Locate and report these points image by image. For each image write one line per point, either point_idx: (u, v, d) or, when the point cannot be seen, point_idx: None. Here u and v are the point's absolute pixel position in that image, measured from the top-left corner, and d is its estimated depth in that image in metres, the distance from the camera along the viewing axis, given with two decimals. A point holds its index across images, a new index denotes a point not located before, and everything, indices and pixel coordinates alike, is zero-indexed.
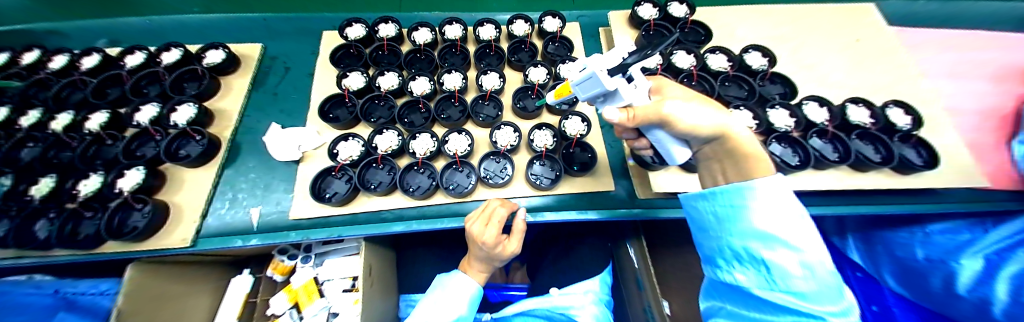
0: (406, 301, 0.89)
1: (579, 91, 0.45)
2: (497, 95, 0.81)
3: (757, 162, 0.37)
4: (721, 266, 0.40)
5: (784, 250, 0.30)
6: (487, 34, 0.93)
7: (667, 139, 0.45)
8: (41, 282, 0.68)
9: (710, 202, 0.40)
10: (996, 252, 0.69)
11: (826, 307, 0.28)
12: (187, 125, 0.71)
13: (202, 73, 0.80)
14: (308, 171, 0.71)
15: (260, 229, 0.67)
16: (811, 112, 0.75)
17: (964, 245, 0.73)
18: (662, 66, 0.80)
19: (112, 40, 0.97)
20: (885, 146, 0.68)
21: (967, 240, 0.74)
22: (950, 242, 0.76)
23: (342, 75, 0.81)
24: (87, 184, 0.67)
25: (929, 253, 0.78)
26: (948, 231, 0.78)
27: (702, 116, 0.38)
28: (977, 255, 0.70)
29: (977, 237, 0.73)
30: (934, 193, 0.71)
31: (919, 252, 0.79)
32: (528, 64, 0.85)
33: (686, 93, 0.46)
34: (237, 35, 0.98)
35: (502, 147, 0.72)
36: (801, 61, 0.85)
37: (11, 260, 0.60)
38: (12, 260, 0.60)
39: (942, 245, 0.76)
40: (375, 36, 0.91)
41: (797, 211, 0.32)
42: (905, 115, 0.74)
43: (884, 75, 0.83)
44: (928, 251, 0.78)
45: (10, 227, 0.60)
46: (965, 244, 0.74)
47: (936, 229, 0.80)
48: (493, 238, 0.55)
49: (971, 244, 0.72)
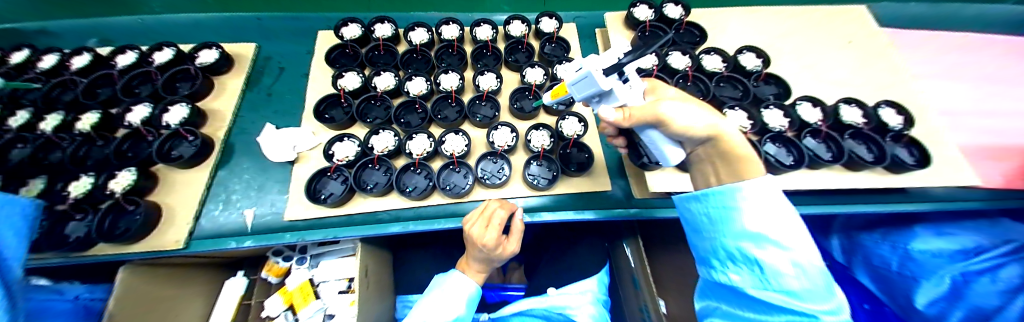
0: (404, 302, 0.88)
1: (575, 91, 0.45)
2: (495, 95, 0.81)
3: (749, 164, 0.37)
4: (715, 266, 0.40)
5: (775, 249, 0.31)
6: (484, 34, 0.93)
7: (661, 139, 0.45)
8: (62, 288, 0.64)
9: (704, 204, 0.41)
10: (963, 276, 0.70)
11: (818, 305, 0.29)
12: (180, 125, 0.70)
13: (195, 73, 0.79)
14: (303, 172, 0.71)
15: (254, 231, 0.67)
16: (805, 112, 0.76)
17: (936, 265, 0.73)
18: (658, 66, 0.80)
19: (103, 40, 0.95)
20: (878, 146, 0.69)
21: (943, 260, 0.74)
22: (926, 261, 0.75)
23: (337, 75, 0.81)
24: (76, 186, 0.66)
25: (903, 266, 0.78)
26: (929, 250, 0.76)
27: (696, 118, 0.39)
28: (945, 277, 0.71)
29: (955, 259, 0.73)
30: (925, 192, 0.72)
31: (895, 264, 0.80)
32: (525, 65, 0.86)
33: (680, 94, 0.46)
34: (232, 34, 0.97)
35: (499, 147, 0.72)
36: (798, 62, 0.86)
37: (36, 261, 0.57)
38: (38, 261, 0.58)
39: (916, 262, 0.76)
40: (371, 36, 0.90)
41: (786, 210, 0.33)
42: (897, 115, 0.75)
43: (875, 76, 0.84)
44: (904, 267, 0.78)
45: (42, 231, 0.59)
46: (943, 264, 0.73)
47: (919, 246, 0.78)
48: (493, 241, 0.55)
49: (946, 266, 0.72)
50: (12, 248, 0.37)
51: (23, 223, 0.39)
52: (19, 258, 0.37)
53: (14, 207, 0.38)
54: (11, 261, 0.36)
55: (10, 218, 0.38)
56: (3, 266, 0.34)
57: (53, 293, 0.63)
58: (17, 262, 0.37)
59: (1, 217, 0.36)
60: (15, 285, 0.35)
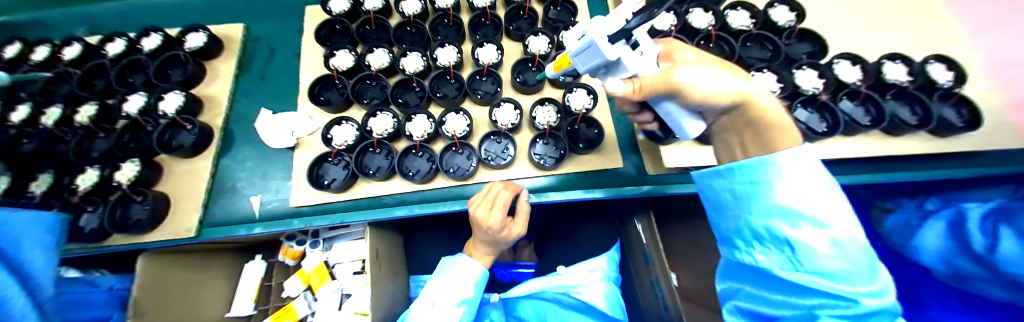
0: (417, 281, 0.91)
1: (578, 63, 0.41)
2: (496, 70, 0.75)
3: (783, 133, 0.33)
4: (739, 246, 0.37)
5: (810, 227, 0.28)
6: (481, 1, 0.84)
7: (679, 112, 0.40)
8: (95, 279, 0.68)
9: (728, 179, 0.37)
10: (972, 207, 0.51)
11: (857, 288, 0.27)
12: (177, 113, 0.69)
13: (185, 58, 0.76)
14: (304, 158, 0.69)
15: (263, 218, 0.67)
16: (844, 71, 0.67)
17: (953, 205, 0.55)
18: (677, 27, 0.73)
19: (93, 28, 0.93)
20: (924, 108, 0.62)
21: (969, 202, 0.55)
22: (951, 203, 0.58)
23: (328, 54, 0.77)
24: (84, 179, 0.66)
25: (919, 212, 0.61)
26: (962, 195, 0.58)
27: (719, 82, 0.34)
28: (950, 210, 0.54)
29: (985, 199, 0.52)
30: (975, 159, 0.65)
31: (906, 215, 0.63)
32: (527, 33, 0.79)
33: (701, 58, 0.40)
34: (219, 14, 0.92)
35: (502, 126, 0.67)
36: (836, 17, 0.76)
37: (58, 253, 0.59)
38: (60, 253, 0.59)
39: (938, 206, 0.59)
40: (361, 9, 0.84)
41: (826, 183, 0.30)
42: (947, 71, 0.65)
43: (932, 29, 0.73)
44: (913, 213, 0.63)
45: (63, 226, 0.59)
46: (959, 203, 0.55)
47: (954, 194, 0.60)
48: (498, 223, 0.53)
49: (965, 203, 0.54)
50: (39, 265, 0.37)
51: (52, 238, 0.41)
52: (49, 273, 0.38)
53: (37, 225, 0.39)
54: (41, 276, 0.37)
55: (36, 235, 0.38)
56: (33, 285, 0.35)
57: (87, 284, 0.67)
58: (48, 278, 0.38)
59: (30, 235, 0.37)
60: (44, 297, 0.36)
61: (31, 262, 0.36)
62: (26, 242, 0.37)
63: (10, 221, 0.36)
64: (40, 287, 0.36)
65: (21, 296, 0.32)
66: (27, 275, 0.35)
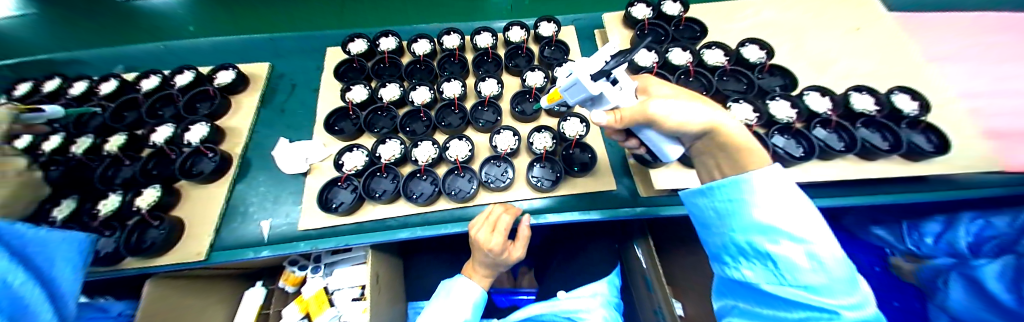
0: (414, 308, 0.91)
1: (567, 96, 0.46)
2: (496, 100, 0.82)
3: (752, 155, 0.37)
4: (728, 262, 0.39)
5: (788, 243, 0.31)
6: (484, 42, 0.95)
7: (658, 138, 0.45)
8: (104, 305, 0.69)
9: (710, 198, 0.40)
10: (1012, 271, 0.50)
11: (839, 300, 0.28)
12: (201, 143, 0.75)
13: (214, 93, 0.84)
14: (314, 183, 0.73)
15: (270, 240, 0.69)
16: (813, 102, 0.74)
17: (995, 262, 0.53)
18: (658, 64, 0.81)
19: (129, 66, 1.02)
20: (893, 134, 0.67)
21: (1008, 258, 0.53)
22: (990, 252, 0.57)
23: (345, 88, 0.84)
24: (105, 204, 0.70)
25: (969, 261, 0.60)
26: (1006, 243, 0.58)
27: (692, 113, 0.39)
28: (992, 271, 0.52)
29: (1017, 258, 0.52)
30: (950, 179, 0.69)
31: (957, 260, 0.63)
32: (525, 69, 0.87)
33: (674, 91, 0.46)
34: (246, 55, 1.02)
35: (502, 151, 0.73)
36: (802, 52, 0.85)
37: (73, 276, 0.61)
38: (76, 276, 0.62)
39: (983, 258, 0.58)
40: (376, 50, 0.93)
41: (800, 201, 0.33)
42: (911, 100, 0.72)
43: (887, 63, 0.81)
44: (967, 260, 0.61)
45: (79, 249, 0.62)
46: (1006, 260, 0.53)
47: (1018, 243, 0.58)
48: (498, 245, 0.56)
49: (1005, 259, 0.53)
50: (66, 284, 0.40)
51: (78, 257, 0.44)
52: (73, 291, 0.41)
53: (68, 244, 0.42)
54: (65, 294, 0.40)
55: (66, 254, 0.42)
56: (59, 303, 0.38)
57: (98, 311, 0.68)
58: (72, 295, 0.41)
59: (60, 256, 0.41)
60: (67, 314, 0.39)
61: (60, 281, 0.39)
62: (57, 262, 0.40)
63: (47, 243, 0.39)
64: (63, 304, 0.39)
65: (49, 310, 0.35)
66: (55, 293, 0.38)
